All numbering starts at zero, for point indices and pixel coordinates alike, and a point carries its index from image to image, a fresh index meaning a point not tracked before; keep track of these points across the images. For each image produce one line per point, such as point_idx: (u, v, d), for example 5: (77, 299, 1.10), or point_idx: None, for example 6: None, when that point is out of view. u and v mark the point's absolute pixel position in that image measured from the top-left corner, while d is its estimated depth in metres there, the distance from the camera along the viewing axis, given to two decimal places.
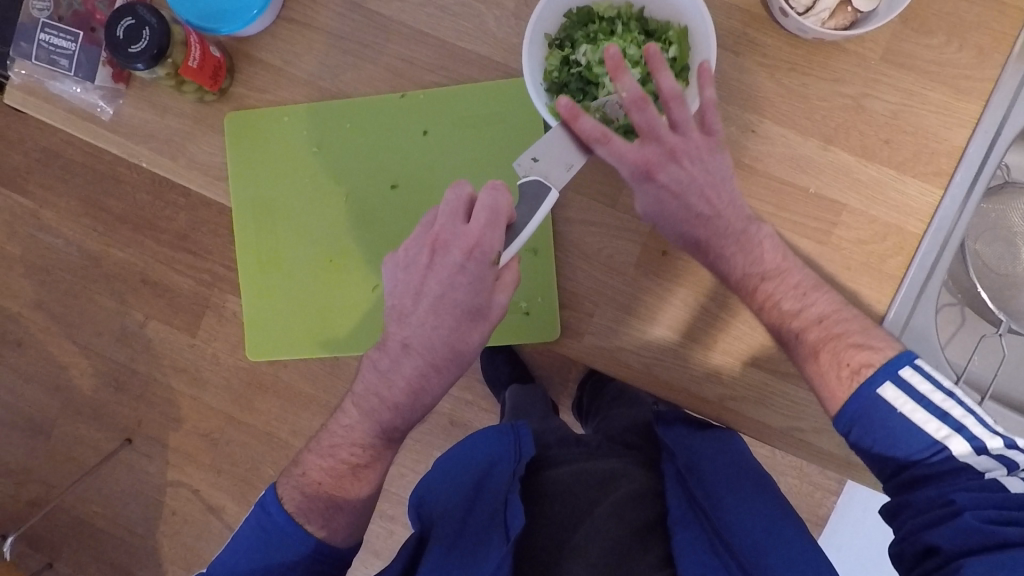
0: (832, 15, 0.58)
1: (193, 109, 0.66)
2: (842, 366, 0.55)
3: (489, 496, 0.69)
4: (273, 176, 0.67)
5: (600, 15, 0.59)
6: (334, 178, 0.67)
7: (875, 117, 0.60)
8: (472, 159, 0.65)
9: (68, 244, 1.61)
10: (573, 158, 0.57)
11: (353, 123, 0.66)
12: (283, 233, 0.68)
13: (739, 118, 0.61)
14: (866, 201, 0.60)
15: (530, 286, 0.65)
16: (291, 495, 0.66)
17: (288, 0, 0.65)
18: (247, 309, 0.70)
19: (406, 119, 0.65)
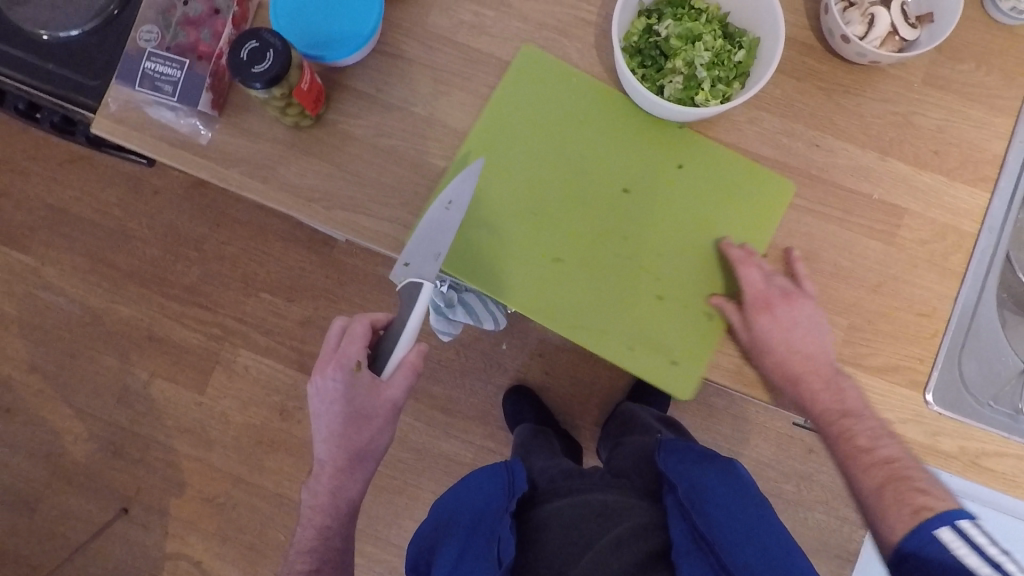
0: (882, 42, 0.66)
1: (286, 134, 0.69)
2: (905, 504, 0.57)
3: (485, 533, 0.64)
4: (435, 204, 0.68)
5: (693, 4, 0.67)
6: (538, 153, 0.68)
7: (923, 131, 0.67)
8: (577, 167, 0.68)
9: (70, 303, 1.55)
10: (440, 247, 0.63)
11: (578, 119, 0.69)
12: (498, 183, 0.68)
13: (805, 135, 0.67)
14: (923, 205, 0.66)
15: (712, 279, 0.67)
16: None
17: (383, 36, 0.70)
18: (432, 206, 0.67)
19: (497, 139, 0.68)
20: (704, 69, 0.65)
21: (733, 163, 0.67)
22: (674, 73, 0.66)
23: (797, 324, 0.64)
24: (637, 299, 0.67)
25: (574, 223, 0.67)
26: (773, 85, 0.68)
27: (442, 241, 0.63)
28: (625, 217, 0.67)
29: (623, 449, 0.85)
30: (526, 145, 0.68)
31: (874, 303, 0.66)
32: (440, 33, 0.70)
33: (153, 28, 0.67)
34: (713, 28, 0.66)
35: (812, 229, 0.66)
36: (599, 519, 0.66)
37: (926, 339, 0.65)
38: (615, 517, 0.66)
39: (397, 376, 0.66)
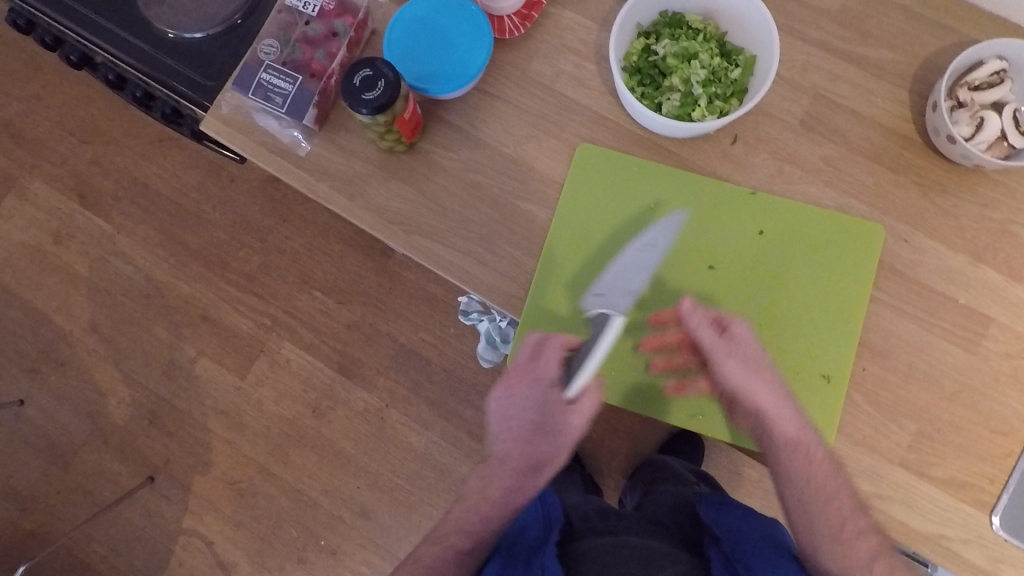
0: (989, 146, 0.64)
1: (378, 156, 0.71)
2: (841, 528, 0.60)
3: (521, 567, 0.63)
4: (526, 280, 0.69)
5: (689, 24, 0.67)
6: (634, 231, 0.68)
7: (1021, 242, 0.65)
8: (670, 249, 0.67)
9: (136, 273, 1.63)
10: (633, 285, 0.66)
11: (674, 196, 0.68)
12: (593, 264, 0.68)
13: (894, 228, 0.66)
14: (1012, 318, 0.64)
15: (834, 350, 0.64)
16: None
17: (483, 75, 0.72)
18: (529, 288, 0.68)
19: (584, 222, 0.69)
20: (700, 86, 0.65)
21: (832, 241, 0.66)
22: (673, 90, 0.66)
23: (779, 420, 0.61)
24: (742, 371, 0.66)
25: (674, 304, 0.67)
26: (867, 174, 0.67)
27: (633, 277, 0.66)
28: (722, 292, 0.66)
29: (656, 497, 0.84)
30: (619, 231, 0.68)
31: (948, 411, 0.63)
32: (541, 79, 0.71)
33: (274, 43, 0.71)
34: (709, 47, 0.66)
35: (892, 326, 0.65)
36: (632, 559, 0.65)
37: (999, 459, 0.62)
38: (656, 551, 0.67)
39: (585, 402, 0.64)
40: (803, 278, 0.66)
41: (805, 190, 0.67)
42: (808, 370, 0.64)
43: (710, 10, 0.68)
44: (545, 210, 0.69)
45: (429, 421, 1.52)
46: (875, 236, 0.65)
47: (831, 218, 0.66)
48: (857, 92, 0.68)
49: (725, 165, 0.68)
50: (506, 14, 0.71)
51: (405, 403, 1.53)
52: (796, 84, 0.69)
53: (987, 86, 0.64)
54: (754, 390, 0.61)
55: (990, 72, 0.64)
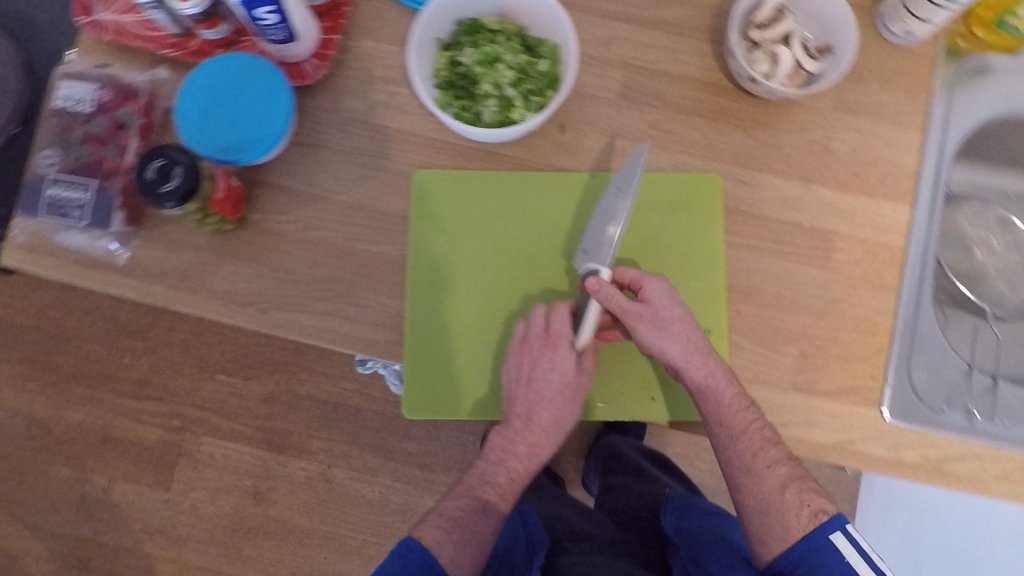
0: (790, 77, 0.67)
1: (211, 241, 0.67)
2: (803, 505, 0.64)
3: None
4: (399, 325, 0.66)
5: (487, 27, 0.66)
6: (491, 244, 0.68)
7: (840, 155, 0.69)
8: (529, 253, 0.68)
9: (14, 416, 1.46)
10: (614, 233, 0.63)
11: (517, 198, 0.68)
12: (459, 289, 0.67)
13: (729, 173, 0.69)
14: (851, 226, 0.68)
15: (705, 306, 0.67)
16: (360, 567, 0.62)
17: (297, 127, 0.68)
18: (406, 328, 0.66)
19: (439, 249, 0.67)
20: (512, 87, 0.64)
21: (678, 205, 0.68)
22: (488, 96, 0.65)
23: (691, 365, 0.62)
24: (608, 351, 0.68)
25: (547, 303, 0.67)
26: (692, 129, 0.69)
27: (611, 228, 0.64)
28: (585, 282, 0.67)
29: (625, 504, 0.91)
30: (475, 249, 0.68)
31: (821, 327, 0.67)
32: (358, 117, 0.69)
33: (52, 152, 0.65)
34: (512, 46, 0.65)
35: (753, 264, 0.67)
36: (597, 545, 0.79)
37: (873, 357, 0.67)
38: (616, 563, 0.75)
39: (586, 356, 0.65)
40: (660, 244, 0.67)
41: (641, 159, 0.69)
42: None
43: (502, 8, 0.67)
44: (400, 248, 0.67)
45: (376, 468, 1.47)
46: (716, 187, 0.68)
47: (677, 180, 0.68)
48: (662, 53, 0.70)
49: (561, 155, 0.69)
50: (303, 58, 0.68)
51: (348, 458, 1.47)
52: (605, 59, 0.70)
53: (771, 21, 0.66)
54: (668, 347, 0.63)
55: (770, 9, 0.66)
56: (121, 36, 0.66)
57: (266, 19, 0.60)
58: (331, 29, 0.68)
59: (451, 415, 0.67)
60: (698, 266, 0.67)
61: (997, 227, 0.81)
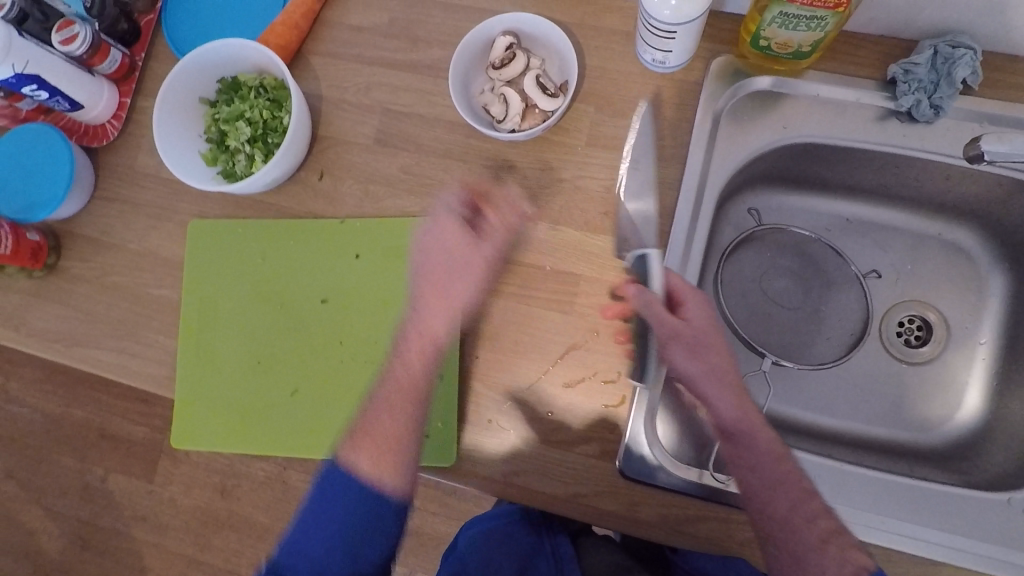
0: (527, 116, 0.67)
1: (27, 284, 0.76)
2: (814, 527, 0.50)
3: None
4: (173, 362, 0.73)
5: (244, 84, 0.70)
6: (253, 288, 0.72)
7: (591, 194, 0.66)
8: (285, 299, 0.71)
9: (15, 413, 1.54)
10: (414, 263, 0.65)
11: (277, 243, 0.72)
12: (222, 330, 0.72)
13: (476, 216, 0.68)
14: (598, 269, 0.65)
15: (441, 354, 0.66)
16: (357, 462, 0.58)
17: (99, 183, 0.77)
18: (178, 366, 0.72)
19: (207, 292, 0.72)
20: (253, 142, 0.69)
21: (421, 250, 0.68)
22: (239, 151, 0.70)
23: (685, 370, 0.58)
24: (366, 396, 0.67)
25: (298, 346, 0.70)
26: (443, 172, 0.69)
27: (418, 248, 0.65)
28: (330, 326, 0.69)
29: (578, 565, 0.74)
30: (239, 295, 0.72)
31: (561, 375, 0.65)
32: (149, 172, 0.76)
33: None
34: (261, 102, 0.69)
35: (493, 309, 0.67)
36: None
37: (614, 407, 0.64)
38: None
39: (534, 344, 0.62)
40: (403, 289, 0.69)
41: (393, 205, 0.70)
42: None
43: (260, 64, 0.70)
44: (176, 291, 0.74)
45: None
46: (456, 230, 0.68)
47: (420, 225, 0.68)
48: (417, 97, 0.71)
49: (318, 202, 0.71)
50: (104, 120, 0.76)
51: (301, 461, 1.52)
52: (364, 105, 0.72)
53: (507, 60, 0.66)
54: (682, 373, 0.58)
55: (503, 48, 0.66)
56: None
57: (38, 96, 0.69)
58: (124, 93, 0.77)
59: (214, 446, 0.71)
60: (434, 309, 0.67)
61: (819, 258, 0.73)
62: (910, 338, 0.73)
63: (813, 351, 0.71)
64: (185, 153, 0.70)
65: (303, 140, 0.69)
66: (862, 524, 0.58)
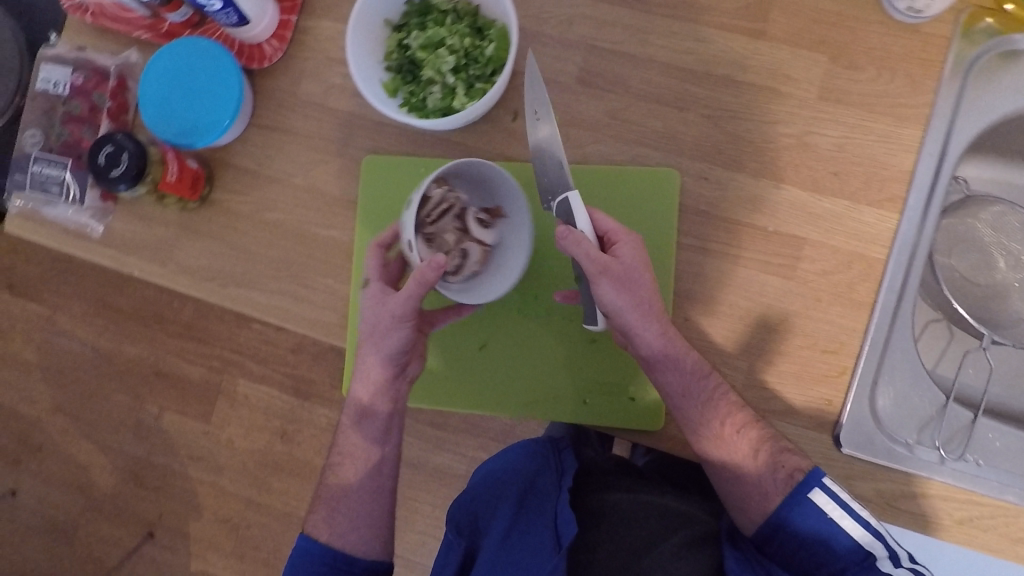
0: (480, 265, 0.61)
1: (176, 217, 0.70)
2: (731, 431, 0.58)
3: (530, 513, 0.58)
4: (344, 308, 0.68)
5: (437, 7, 0.64)
6: None
7: (820, 152, 0.62)
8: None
9: (64, 347, 1.40)
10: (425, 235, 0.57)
11: None
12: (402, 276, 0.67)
13: (691, 169, 0.63)
14: (825, 233, 0.62)
15: None
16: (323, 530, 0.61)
17: (257, 108, 0.70)
18: (351, 311, 0.68)
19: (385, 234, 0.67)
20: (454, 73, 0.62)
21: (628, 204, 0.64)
22: (432, 83, 0.63)
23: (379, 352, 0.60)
24: (559, 352, 0.64)
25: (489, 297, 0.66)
26: (655, 119, 0.64)
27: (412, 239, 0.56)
28: (526, 278, 0.65)
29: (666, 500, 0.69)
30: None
31: (778, 342, 0.62)
32: (314, 100, 0.69)
33: (37, 132, 0.70)
34: (460, 27, 0.62)
35: (705, 269, 0.63)
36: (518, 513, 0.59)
37: (831, 378, 0.61)
38: (658, 531, 0.57)
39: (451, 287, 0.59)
40: None
41: (596, 151, 0.65)
42: None
43: None
44: (346, 233, 0.68)
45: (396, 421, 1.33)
46: (671, 182, 0.63)
47: (630, 176, 0.64)
48: (626, 35, 0.65)
49: (511, 145, 0.66)
50: (263, 39, 0.68)
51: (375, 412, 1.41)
52: (566, 40, 0.66)
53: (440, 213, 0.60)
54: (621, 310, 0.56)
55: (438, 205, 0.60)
56: (101, 17, 0.69)
57: (211, 6, 0.61)
58: (287, 10, 0.69)
59: None
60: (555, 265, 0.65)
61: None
62: None
63: (1012, 328, 0.71)
64: (370, 80, 0.63)
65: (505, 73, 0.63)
66: None
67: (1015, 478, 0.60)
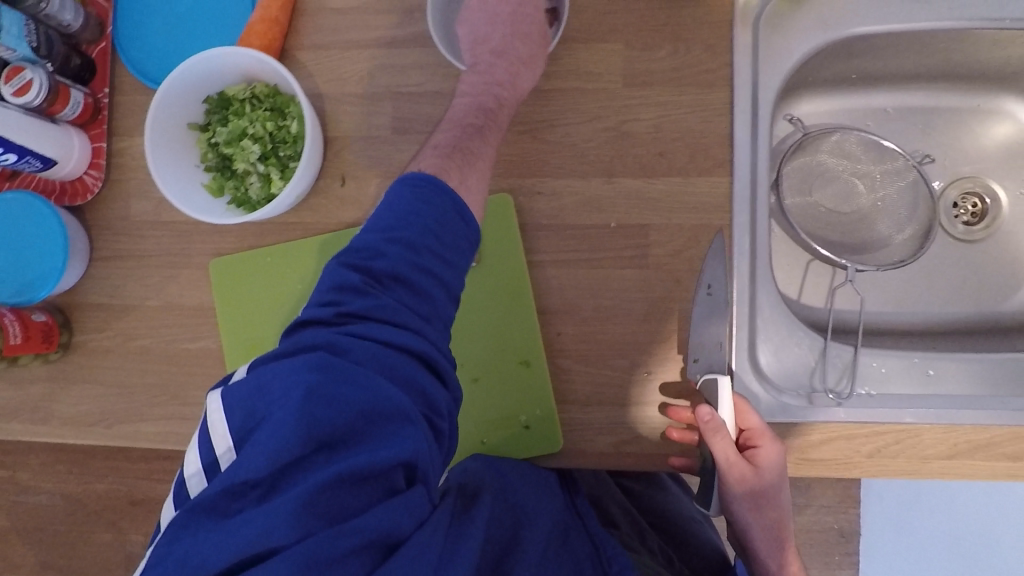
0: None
1: (46, 370, 0.69)
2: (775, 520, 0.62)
3: (566, 550, 0.55)
4: None
5: (234, 98, 0.63)
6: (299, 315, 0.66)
7: (641, 137, 0.62)
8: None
9: (35, 502, 1.37)
10: None
11: (311, 264, 0.66)
12: None
13: (523, 187, 0.63)
14: (667, 214, 0.62)
15: (520, 340, 0.63)
16: (330, 330, 0.43)
17: (95, 242, 0.69)
18: None
19: (248, 331, 0.66)
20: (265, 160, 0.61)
21: None
22: (249, 174, 0.63)
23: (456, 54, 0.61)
24: None
25: None
26: None
27: None
28: None
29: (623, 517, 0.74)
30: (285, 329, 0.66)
31: (652, 330, 0.61)
32: (148, 219, 0.68)
33: None
34: (261, 115, 0.62)
35: (563, 282, 0.63)
36: (554, 545, 0.54)
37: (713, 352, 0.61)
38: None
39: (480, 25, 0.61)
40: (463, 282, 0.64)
41: None
42: (509, 366, 0.63)
43: (248, 72, 0.63)
44: (213, 340, 0.67)
45: None
46: (506, 205, 0.63)
47: None
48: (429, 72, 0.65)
49: (349, 210, 0.65)
50: (79, 174, 0.67)
51: None
52: (373, 94, 0.65)
53: None
54: (732, 485, 0.59)
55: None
56: None
57: (6, 160, 0.60)
58: (97, 137, 0.68)
59: None
60: None
61: (869, 155, 0.72)
62: (967, 217, 0.73)
63: (884, 249, 0.71)
64: (188, 189, 0.63)
65: (316, 145, 0.62)
66: (987, 408, 0.59)
67: (906, 399, 0.60)
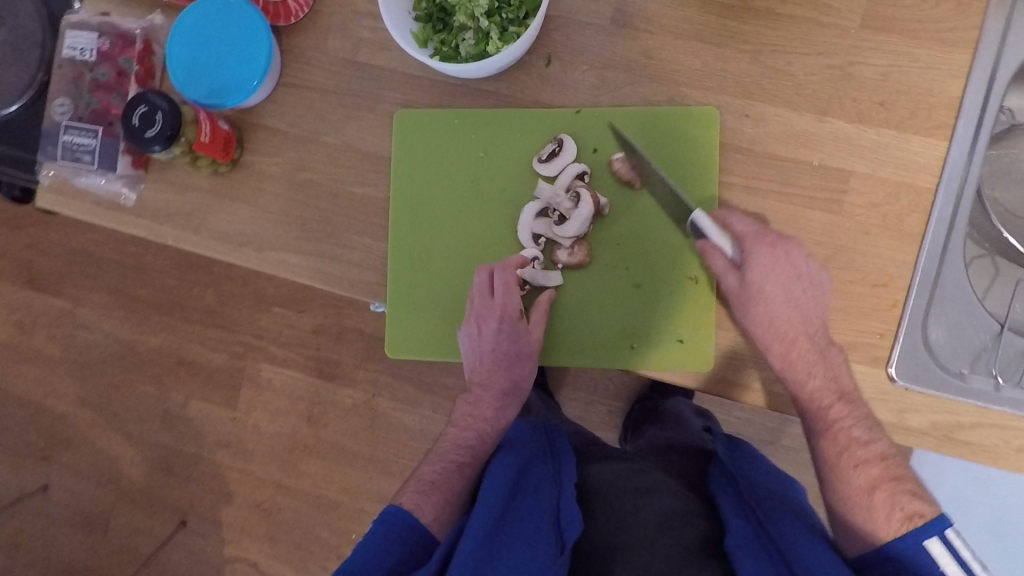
0: None
1: (209, 182, 0.70)
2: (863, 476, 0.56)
3: (523, 509, 0.54)
4: (381, 266, 0.67)
5: None
6: (476, 184, 0.66)
7: (865, 82, 0.61)
8: (512, 198, 0.65)
9: (88, 339, 1.35)
10: None
11: (501, 135, 0.65)
12: (438, 231, 0.67)
13: (731, 106, 0.62)
14: (872, 165, 0.60)
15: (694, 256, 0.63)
16: (409, 495, 0.60)
17: (285, 68, 0.69)
18: (389, 267, 0.67)
19: (422, 188, 0.67)
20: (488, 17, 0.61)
21: (671, 144, 0.63)
22: (465, 29, 0.62)
23: None
24: (604, 302, 0.64)
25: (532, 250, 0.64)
26: (693, 57, 0.63)
27: None
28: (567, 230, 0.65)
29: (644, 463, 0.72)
30: (458, 195, 0.66)
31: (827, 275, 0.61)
32: (342, 56, 0.68)
33: (66, 100, 0.68)
34: None
35: (748, 209, 0.62)
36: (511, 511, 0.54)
37: (884, 312, 0.60)
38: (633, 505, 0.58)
39: None
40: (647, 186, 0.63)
41: (632, 93, 0.64)
42: (675, 278, 0.63)
43: None
44: (381, 189, 0.67)
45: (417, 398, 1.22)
46: (712, 120, 0.62)
47: (671, 116, 0.63)
48: None
49: (547, 92, 0.65)
50: None
51: (391, 387, 1.23)
52: None
53: None
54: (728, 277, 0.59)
55: None
56: None
57: None
58: None
59: (432, 356, 0.68)
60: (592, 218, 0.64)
61: None
62: None
63: None
64: (401, 31, 0.62)
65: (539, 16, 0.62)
66: None
67: None
